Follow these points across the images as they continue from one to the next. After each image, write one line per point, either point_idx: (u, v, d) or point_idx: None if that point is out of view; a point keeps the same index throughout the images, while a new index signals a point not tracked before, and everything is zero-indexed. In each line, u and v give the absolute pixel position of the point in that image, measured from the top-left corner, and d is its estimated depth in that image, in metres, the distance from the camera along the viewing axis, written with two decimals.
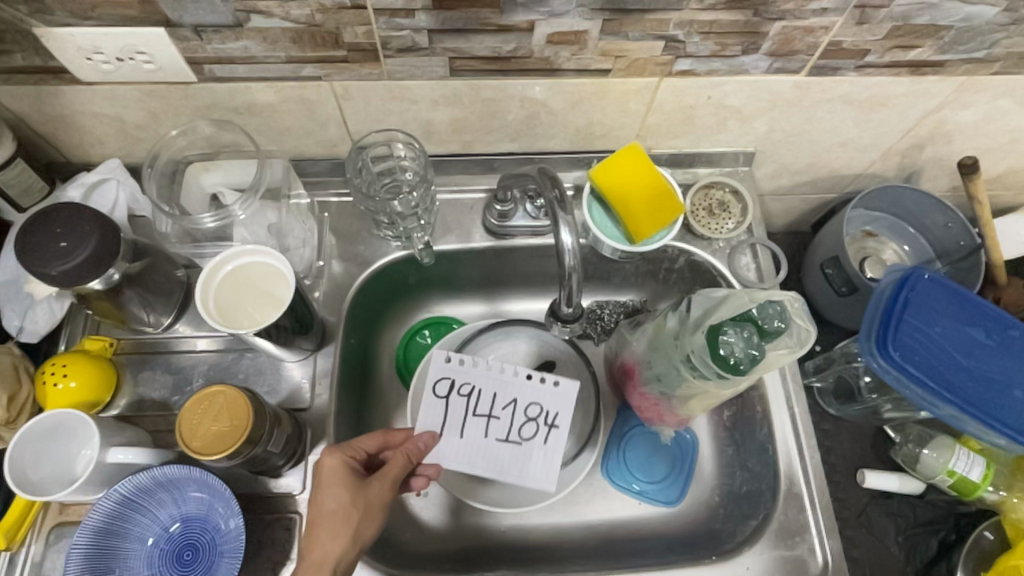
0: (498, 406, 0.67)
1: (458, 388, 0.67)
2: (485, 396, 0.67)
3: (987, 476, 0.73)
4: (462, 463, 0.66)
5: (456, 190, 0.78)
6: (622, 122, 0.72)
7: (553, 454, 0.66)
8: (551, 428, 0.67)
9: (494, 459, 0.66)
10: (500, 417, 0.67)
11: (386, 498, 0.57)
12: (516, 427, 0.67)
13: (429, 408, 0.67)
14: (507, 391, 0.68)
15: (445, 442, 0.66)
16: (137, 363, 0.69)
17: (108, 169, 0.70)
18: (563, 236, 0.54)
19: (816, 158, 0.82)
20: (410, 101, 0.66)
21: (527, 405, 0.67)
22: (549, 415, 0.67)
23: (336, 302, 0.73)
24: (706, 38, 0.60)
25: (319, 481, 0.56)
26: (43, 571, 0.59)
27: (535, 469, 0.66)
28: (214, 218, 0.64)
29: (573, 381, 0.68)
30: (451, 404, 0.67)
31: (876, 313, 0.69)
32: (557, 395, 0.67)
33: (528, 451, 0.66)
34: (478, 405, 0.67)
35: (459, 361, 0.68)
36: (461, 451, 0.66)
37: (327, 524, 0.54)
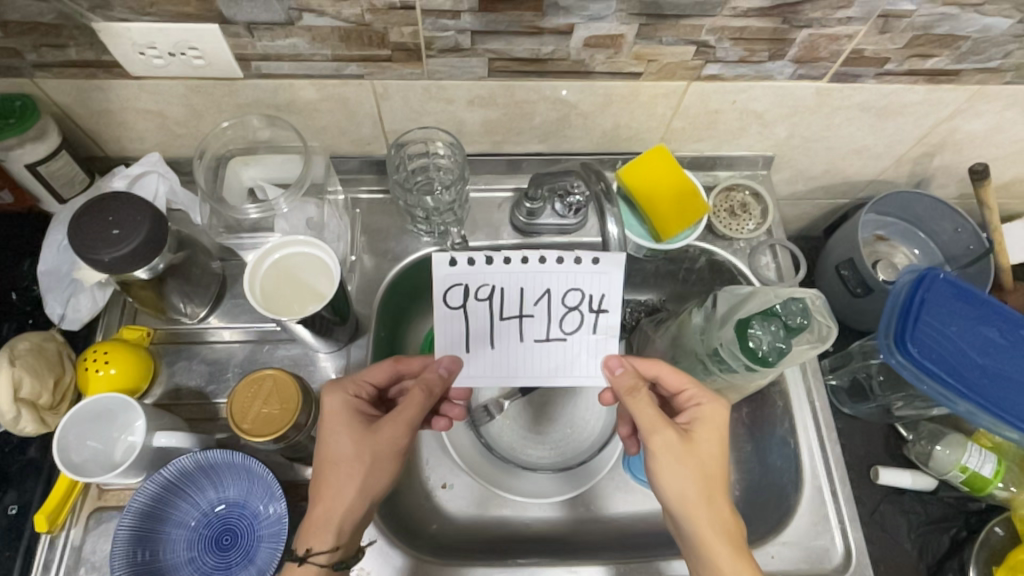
0: (529, 302, 0.60)
1: (475, 292, 0.60)
2: (511, 293, 0.60)
3: (998, 472, 0.76)
4: (499, 374, 0.61)
5: (485, 189, 0.80)
6: (649, 124, 0.74)
7: (604, 342, 0.61)
8: (597, 314, 0.61)
9: (535, 364, 0.61)
10: (535, 314, 0.61)
11: (396, 442, 0.58)
12: (556, 320, 0.61)
13: (447, 322, 0.60)
14: (537, 284, 0.60)
15: (474, 358, 0.61)
16: (173, 353, 0.70)
17: (150, 162, 0.71)
18: (610, 228, 0.58)
19: (832, 164, 0.84)
20: (447, 101, 0.68)
21: (563, 295, 0.60)
22: (594, 298, 0.60)
23: (369, 296, 0.75)
24: (736, 43, 0.63)
25: (324, 423, 0.58)
26: (83, 555, 0.59)
27: (583, 363, 0.61)
28: (258, 210, 0.65)
29: (618, 255, 0.59)
30: (471, 311, 0.60)
31: (894, 309, 0.72)
32: (597, 276, 0.60)
33: (574, 345, 0.61)
34: (504, 307, 0.60)
35: (472, 263, 0.59)
36: (496, 363, 0.61)
37: (330, 475, 0.56)
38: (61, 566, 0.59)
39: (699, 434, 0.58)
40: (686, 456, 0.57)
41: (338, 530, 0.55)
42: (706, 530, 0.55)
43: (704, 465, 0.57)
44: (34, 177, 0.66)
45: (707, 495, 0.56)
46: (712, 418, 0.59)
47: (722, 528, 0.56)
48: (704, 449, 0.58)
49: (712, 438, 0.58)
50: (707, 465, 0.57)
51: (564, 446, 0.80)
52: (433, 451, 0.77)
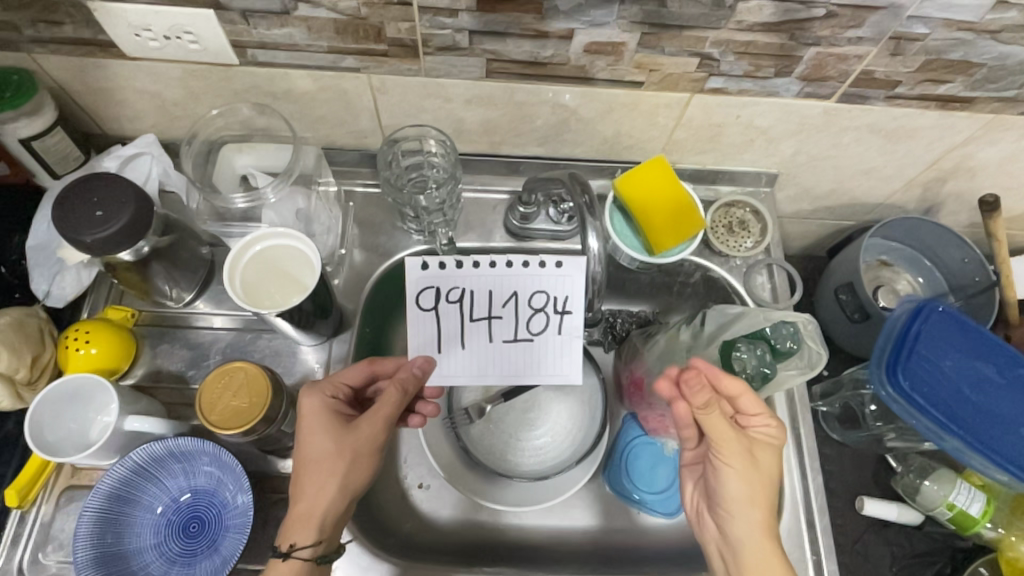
0: (497, 304, 0.66)
1: (445, 295, 0.65)
2: (479, 296, 0.66)
3: (986, 512, 0.74)
4: (472, 372, 0.67)
5: (481, 189, 0.79)
6: (650, 134, 0.73)
7: (567, 341, 0.66)
8: (563, 315, 0.66)
9: (505, 361, 0.67)
10: (503, 316, 0.66)
11: (375, 439, 0.57)
12: (523, 322, 0.66)
13: (419, 323, 0.65)
14: (504, 286, 0.66)
15: (447, 356, 0.66)
16: (156, 336, 0.70)
17: (144, 143, 0.72)
18: (590, 241, 0.54)
19: (838, 184, 0.82)
20: (445, 99, 0.67)
21: (530, 297, 0.66)
22: (559, 300, 0.66)
23: (355, 290, 0.74)
24: (741, 57, 0.61)
25: (305, 421, 0.57)
26: (52, 532, 0.60)
27: (549, 360, 0.67)
28: (245, 199, 0.66)
29: (580, 261, 0.64)
30: (442, 313, 0.66)
31: (888, 341, 0.70)
32: (561, 279, 0.65)
33: (541, 343, 0.67)
34: (473, 309, 0.66)
35: (442, 267, 0.64)
36: (468, 361, 0.66)
37: (311, 473, 0.55)
38: (29, 541, 0.59)
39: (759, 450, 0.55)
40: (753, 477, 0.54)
41: (320, 526, 0.55)
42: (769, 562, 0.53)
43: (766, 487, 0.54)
44: (29, 151, 0.66)
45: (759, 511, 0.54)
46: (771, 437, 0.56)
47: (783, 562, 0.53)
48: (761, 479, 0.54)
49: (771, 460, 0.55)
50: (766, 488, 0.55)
51: (543, 456, 0.78)
52: (412, 450, 0.77)
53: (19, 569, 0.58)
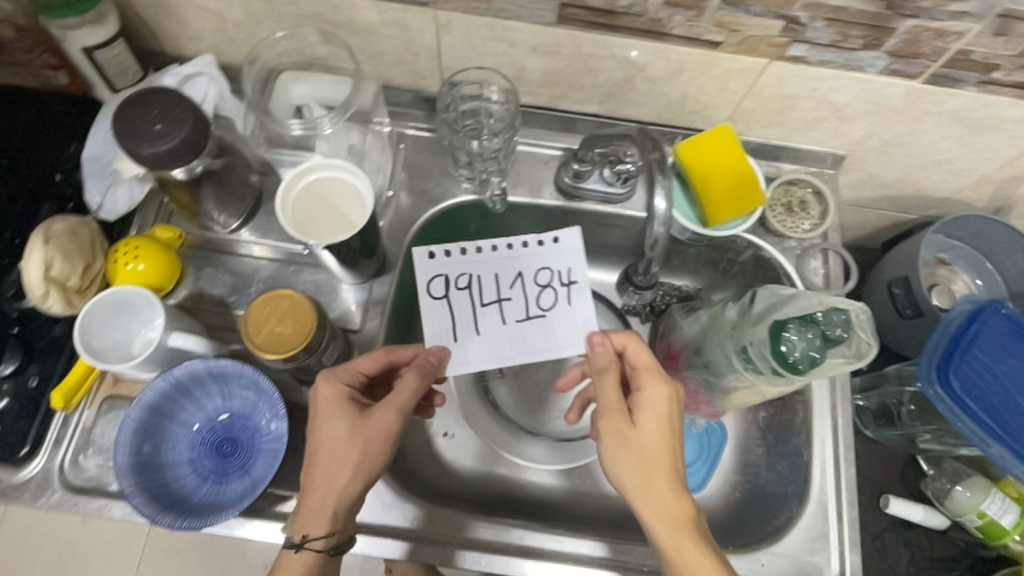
0: (504, 286, 0.68)
1: (455, 282, 0.68)
2: (486, 280, 0.68)
3: (1018, 524, 0.73)
4: (489, 357, 0.66)
5: (534, 143, 0.77)
6: (718, 100, 0.70)
7: (577, 312, 0.67)
8: (569, 287, 0.68)
9: (519, 342, 0.67)
10: (512, 297, 0.68)
11: (389, 428, 0.56)
12: (531, 298, 0.68)
13: (433, 312, 0.66)
14: (510, 267, 0.69)
15: (464, 343, 0.66)
16: (201, 259, 0.70)
17: (202, 64, 0.70)
18: (657, 201, 0.50)
19: (905, 173, 0.79)
20: (509, 43, 0.65)
21: (535, 275, 0.69)
22: (562, 273, 0.69)
23: (399, 234, 0.74)
24: (830, 24, 0.57)
25: (319, 411, 0.56)
26: (92, 436, 0.61)
27: (563, 334, 0.67)
28: (301, 126, 0.65)
29: (574, 232, 0.70)
30: (453, 300, 0.67)
31: (943, 337, 0.67)
32: (560, 254, 0.69)
33: (553, 318, 0.67)
34: (483, 293, 0.68)
35: (450, 256, 0.68)
36: (485, 347, 0.66)
37: (325, 462, 0.54)
38: (71, 443, 0.61)
39: (643, 412, 0.56)
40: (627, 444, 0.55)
41: (333, 518, 0.54)
42: (675, 541, 0.51)
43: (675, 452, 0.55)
44: (89, 61, 0.66)
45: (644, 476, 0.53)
46: (658, 397, 0.56)
47: (702, 544, 0.51)
48: (656, 453, 0.54)
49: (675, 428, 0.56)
50: (676, 457, 0.55)
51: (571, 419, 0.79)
52: (440, 399, 0.77)
53: (59, 470, 0.60)
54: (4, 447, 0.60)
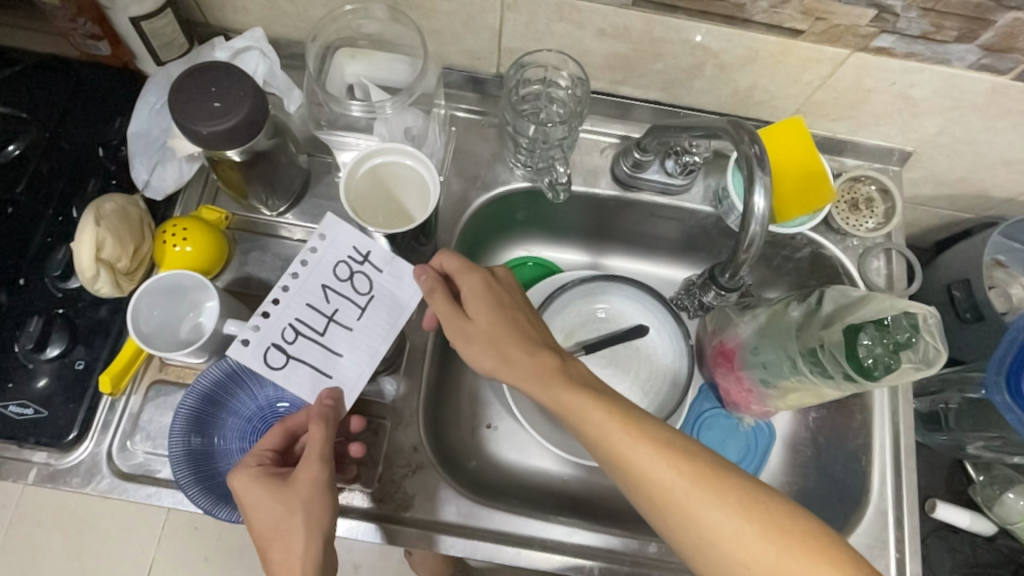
0: (324, 304, 0.52)
1: (287, 338, 0.50)
2: (305, 313, 0.51)
3: None
4: (374, 352, 0.52)
5: (590, 129, 0.74)
6: (788, 91, 0.67)
7: (395, 267, 0.54)
8: (369, 258, 0.54)
9: (389, 321, 0.53)
10: (340, 305, 0.52)
11: (319, 480, 0.46)
12: (351, 292, 0.52)
13: (291, 377, 0.49)
14: (309, 288, 0.52)
15: (344, 370, 0.51)
16: (247, 242, 0.68)
17: (253, 37, 0.67)
18: (756, 199, 0.45)
19: (972, 172, 0.76)
20: (577, 25, 0.62)
21: (334, 275, 0.53)
22: (353, 254, 0.53)
23: (451, 220, 0.71)
24: (924, 15, 0.54)
25: (242, 504, 0.46)
26: (140, 422, 0.60)
27: (404, 288, 0.54)
28: (361, 108, 0.61)
29: (330, 218, 0.53)
30: (301, 352, 0.50)
31: (1011, 348, 0.65)
32: (337, 239, 0.53)
33: (385, 287, 0.53)
34: (315, 323, 0.51)
35: (259, 327, 0.49)
36: (359, 357, 0.51)
37: (273, 544, 0.45)
38: (118, 429, 0.60)
39: (474, 300, 0.54)
40: (501, 342, 0.52)
41: None
42: (619, 446, 0.47)
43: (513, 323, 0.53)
44: (136, 32, 0.63)
45: (512, 360, 0.51)
46: (470, 280, 0.54)
47: (643, 429, 0.48)
48: (533, 363, 0.51)
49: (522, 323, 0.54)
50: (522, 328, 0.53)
51: None
52: (485, 390, 0.76)
53: (108, 455, 0.59)
54: (50, 432, 0.59)
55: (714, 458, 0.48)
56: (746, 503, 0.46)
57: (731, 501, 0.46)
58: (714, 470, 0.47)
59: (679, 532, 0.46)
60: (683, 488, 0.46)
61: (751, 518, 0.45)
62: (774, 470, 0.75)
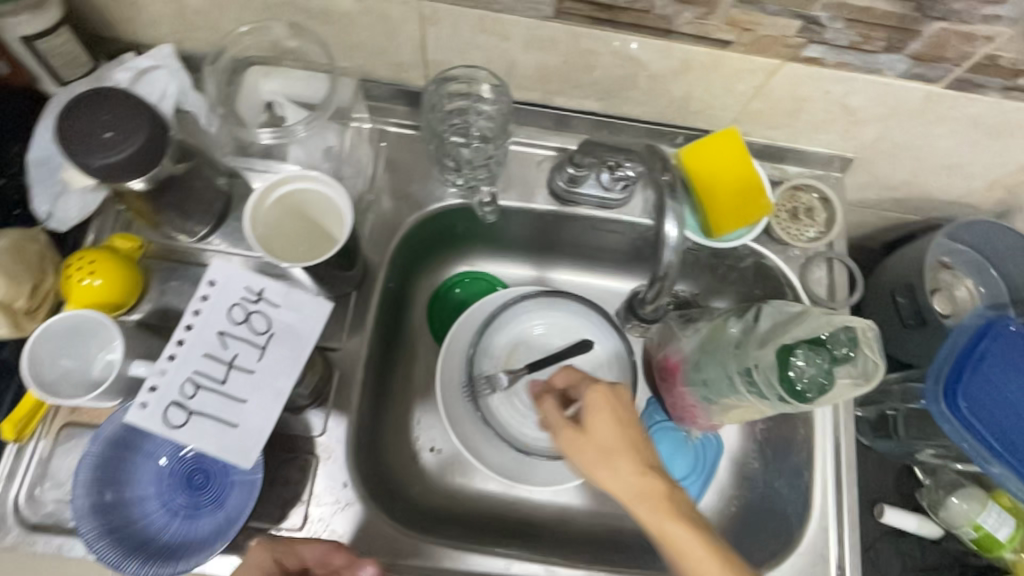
0: (221, 352, 0.47)
1: (187, 395, 0.46)
2: (203, 365, 0.46)
3: (1013, 538, 0.72)
4: (284, 389, 0.47)
5: (525, 142, 0.72)
6: (724, 100, 0.65)
7: (293, 299, 0.49)
8: (263, 293, 0.48)
9: (294, 355, 0.48)
10: (239, 349, 0.47)
11: None
12: (251, 333, 0.48)
13: (196, 434, 0.45)
14: (204, 339, 0.47)
15: (252, 417, 0.46)
16: (166, 270, 0.65)
17: (160, 56, 0.64)
18: (669, 225, 0.44)
19: (915, 176, 0.75)
20: (502, 37, 0.60)
21: (228, 321, 0.48)
22: (247, 293, 0.49)
23: (382, 241, 0.69)
24: (851, 25, 0.53)
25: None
26: (49, 468, 0.57)
27: (306, 316, 0.49)
28: (272, 135, 0.57)
29: (217, 261, 0.48)
30: (204, 406, 0.46)
31: (946, 362, 0.65)
32: (226, 283, 0.48)
33: (284, 322, 0.48)
34: (215, 373, 0.47)
35: (155, 388, 0.45)
36: (267, 398, 0.47)
37: None
38: (27, 476, 0.56)
39: (591, 412, 0.52)
40: (586, 446, 0.51)
41: None
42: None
43: (638, 448, 0.50)
44: (31, 51, 0.59)
45: (606, 463, 0.50)
46: (597, 398, 0.52)
47: (700, 528, 0.46)
48: (618, 486, 0.49)
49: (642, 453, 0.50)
50: (643, 450, 0.50)
51: None
52: (427, 413, 0.73)
53: (14, 506, 0.55)
54: None
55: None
56: None
57: None
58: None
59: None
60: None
61: None
62: (721, 484, 0.74)
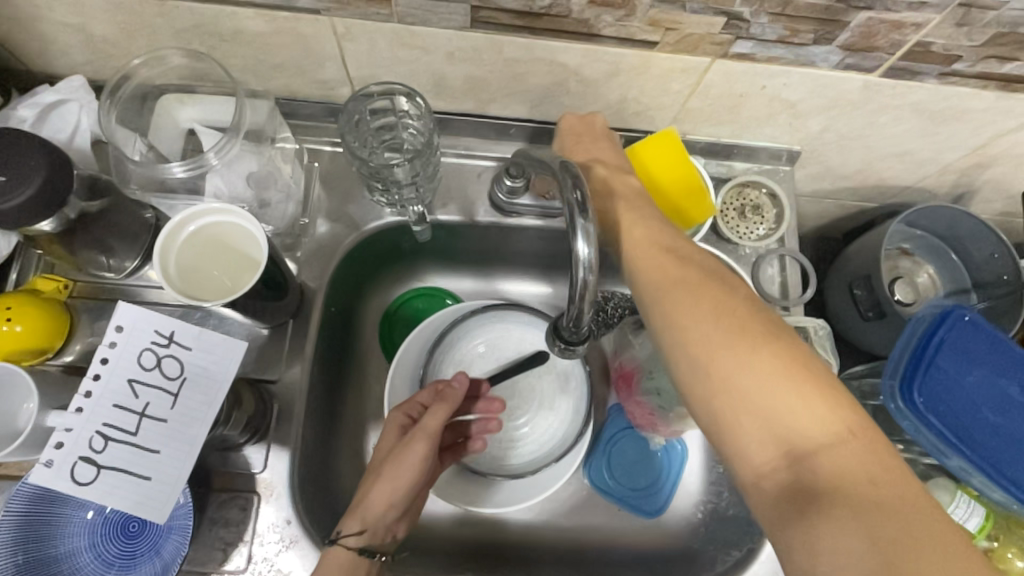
0: (134, 402, 0.46)
1: (97, 449, 0.45)
2: (113, 416, 0.46)
3: (983, 527, 0.66)
4: (200, 436, 0.48)
5: (464, 154, 0.70)
6: (661, 101, 0.63)
7: (208, 344, 0.50)
8: (177, 339, 0.48)
9: (211, 400, 0.49)
10: (152, 399, 0.47)
11: (422, 450, 0.56)
12: (165, 380, 0.48)
13: (110, 489, 0.45)
14: (113, 389, 0.46)
15: (168, 467, 0.47)
16: (94, 309, 0.62)
17: (70, 88, 0.62)
18: (579, 245, 0.41)
19: (866, 165, 0.73)
20: (422, 50, 0.57)
21: (140, 369, 0.47)
22: (158, 338, 0.48)
23: (320, 264, 0.66)
24: (776, 20, 0.51)
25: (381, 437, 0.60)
26: None
27: (222, 361, 0.50)
28: (186, 168, 0.55)
29: (122, 304, 0.46)
30: (118, 460, 0.45)
31: (904, 352, 0.64)
32: (134, 329, 0.47)
33: (199, 368, 0.49)
34: (128, 424, 0.46)
35: (61, 444, 0.44)
36: (184, 447, 0.48)
37: (373, 474, 0.56)
38: None
39: (632, 230, 0.51)
40: (674, 270, 0.47)
41: (364, 516, 0.53)
42: (728, 372, 0.40)
43: (678, 259, 0.47)
44: None
45: (674, 261, 0.47)
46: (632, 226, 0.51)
47: (723, 295, 0.44)
48: (648, 240, 0.49)
49: (669, 236, 0.51)
50: (686, 261, 0.47)
51: (521, 448, 0.70)
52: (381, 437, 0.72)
53: None
54: None
55: (830, 377, 0.40)
56: (818, 389, 0.39)
57: (792, 377, 0.39)
58: (803, 354, 0.41)
59: (745, 420, 0.40)
60: (752, 354, 0.40)
61: (809, 401, 0.39)
62: (686, 490, 0.73)
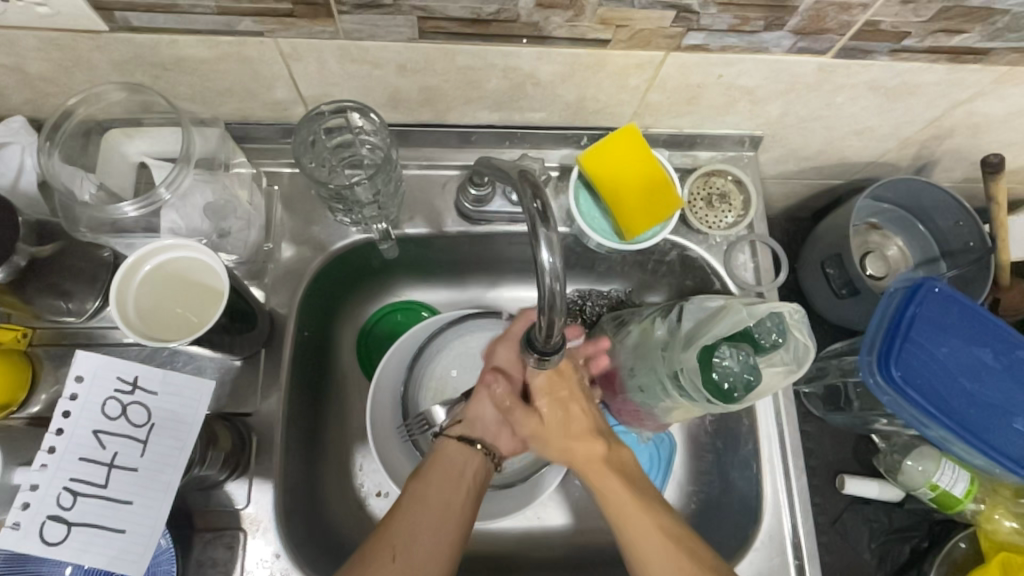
0: (101, 452, 0.46)
1: (66, 505, 0.44)
2: (80, 468, 0.45)
3: (971, 491, 0.68)
4: (172, 483, 0.47)
5: (427, 165, 0.69)
6: (619, 98, 0.63)
7: (175, 385, 0.49)
8: (141, 382, 0.48)
9: (182, 443, 0.48)
10: (120, 447, 0.46)
11: (508, 355, 0.60)
12: (132, 427, 0.47)
13: (82, 547, 0.44)
14: (78, 441, 0.46)
15: (141, 518, 0.46)
16: (58, 356, 0.61)
17: (11, 129, 0.59)
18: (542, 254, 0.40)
19: (828, 144, 0.74)
20: (373, 65, 0.56)
21: (104, 418, 0.47)
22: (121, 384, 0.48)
23: (289, 289, 0.65)
24: (725, 10, 0.51)
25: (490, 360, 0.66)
26: None
27: (191, 401, 0.49)
28: (138, 206, 0.53)
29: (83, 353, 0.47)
30: (88, 513, 0.45)
31: (879, 329, 0.64)
32: (95, 378, 0.47)
33: (168, 411, 0.49)
34: (95, 476, 0.45)
35: (27, 504, 0.43)
36: (156, 494, 0.47)
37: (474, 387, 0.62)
38: None
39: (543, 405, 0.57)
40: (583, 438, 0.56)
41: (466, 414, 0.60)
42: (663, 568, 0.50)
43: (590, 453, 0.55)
44: None
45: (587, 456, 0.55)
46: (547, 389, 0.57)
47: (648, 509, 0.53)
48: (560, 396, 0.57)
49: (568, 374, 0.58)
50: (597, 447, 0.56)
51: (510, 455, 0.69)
52: (368, 457, 0.70)
53: None
54: None
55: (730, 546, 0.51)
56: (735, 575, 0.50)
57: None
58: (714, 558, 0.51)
59: None
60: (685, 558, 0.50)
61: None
62: (677, 481, 0.73)
